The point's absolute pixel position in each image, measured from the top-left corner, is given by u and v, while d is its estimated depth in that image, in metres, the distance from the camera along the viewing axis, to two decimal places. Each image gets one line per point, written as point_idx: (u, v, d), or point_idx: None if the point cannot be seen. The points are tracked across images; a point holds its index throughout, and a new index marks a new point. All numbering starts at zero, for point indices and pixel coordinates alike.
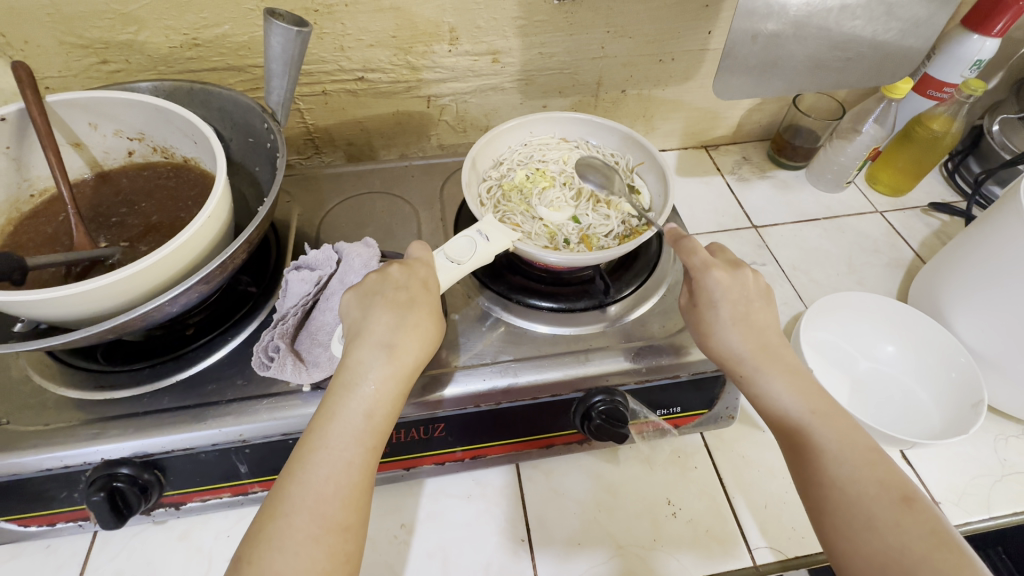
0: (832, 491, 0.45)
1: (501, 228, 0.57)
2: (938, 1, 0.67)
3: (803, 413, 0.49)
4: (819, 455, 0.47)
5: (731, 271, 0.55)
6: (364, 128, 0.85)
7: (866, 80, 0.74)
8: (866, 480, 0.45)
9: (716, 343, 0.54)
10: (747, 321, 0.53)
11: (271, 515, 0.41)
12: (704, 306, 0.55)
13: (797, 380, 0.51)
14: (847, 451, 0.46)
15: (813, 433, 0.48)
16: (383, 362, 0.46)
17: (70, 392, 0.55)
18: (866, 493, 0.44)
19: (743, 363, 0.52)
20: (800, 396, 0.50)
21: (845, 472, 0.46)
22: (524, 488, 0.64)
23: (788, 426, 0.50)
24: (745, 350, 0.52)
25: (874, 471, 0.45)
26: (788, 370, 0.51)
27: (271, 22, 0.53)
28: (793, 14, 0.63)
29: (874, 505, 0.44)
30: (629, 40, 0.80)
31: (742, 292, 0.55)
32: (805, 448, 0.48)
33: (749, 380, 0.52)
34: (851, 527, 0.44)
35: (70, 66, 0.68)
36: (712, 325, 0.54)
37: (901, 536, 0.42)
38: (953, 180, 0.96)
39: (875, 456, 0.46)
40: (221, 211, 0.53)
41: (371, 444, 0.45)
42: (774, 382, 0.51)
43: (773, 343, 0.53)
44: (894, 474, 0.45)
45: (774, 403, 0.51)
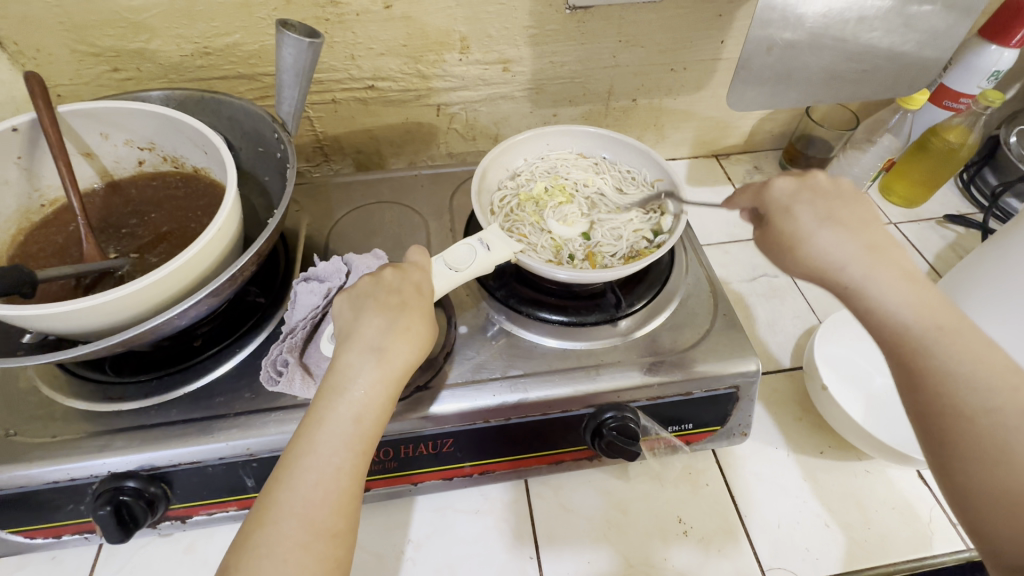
0: (965, 421, 0.40)
1: (502, 237, 0.56)
2: (957, 12, 0.66)
3: (930, 330, 0.42)
4: (949, 382, 0.40)
5: (800, 178, 0.50)
6: (373, 136, 0.84)
7: (882, 91, 0.73)
8: (1005, 408, 0.39)
9: (808, 255, 0.46)
10: (841, 224, 0.46)
11: (257, 523, 0.39)
12: (778, 216, 0.49)
13: (914, 291, 0.43)
14: (983, 376, 0.40)
15: (941, 355, 0.41)
16: (372, 366, 0.44)
17: (77, 403, 0.55)
18: (1007, 426, 0.39)
19: (845, 273, 0.45)
20: (920, 308, 0.43)
21: (978, 400, 0.40)
22: (532, 504, 0.63)
23: (909, 344, 0.42)
24: (849, 256, 0.45)
25: (1013, 398, 0.39)
26: (903, 276, 0.44)
27: (282, 33, 0.53)
28: (810, 24, 0.63)
29: (1015, 439, 0.38)
30: (641, 49, 0.79)
31: (817, 193, 0.49)
32: (924, 371, 0.41)
33: (854, 290, 0.44)
34: (984, 463, 0.39)
35: (82, 74, 0.68)
36: (799, 236, 0.47)
37: None
38: (969, 192, 0.95)
39: (1015, 378, 0.40)
40: (231, 222, 0.53)
41: (361, 448, 0.42)
42: (889, 293, 0.43)
43: (880, 245, 0.45)
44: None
45: (891, 319, 0.43)
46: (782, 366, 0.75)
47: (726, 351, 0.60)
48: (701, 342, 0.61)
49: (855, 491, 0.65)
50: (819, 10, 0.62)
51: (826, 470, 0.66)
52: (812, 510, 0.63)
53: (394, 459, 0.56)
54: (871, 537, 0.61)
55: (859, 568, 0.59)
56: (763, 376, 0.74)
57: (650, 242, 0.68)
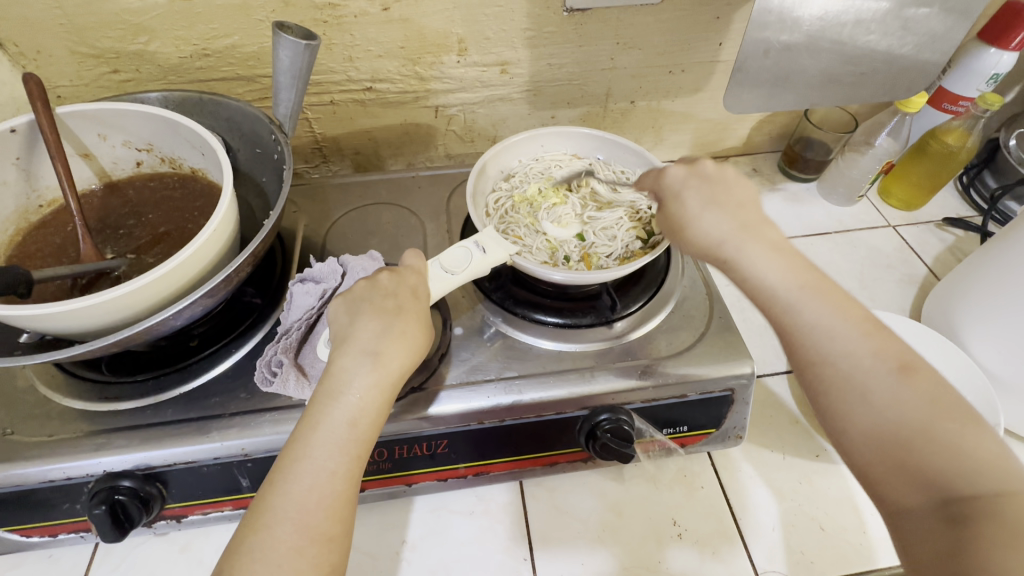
0: (826, 368, 0.41)
1: (498, 240, 0.56)
2: (955, 15, 0.66)
3: (791, 287, 0.43)
4: (810, 335, 0.42)
5: (689, 166, 0.53)
6: (372, 138, 0.84)
7: (880, 94, 0.73)
8: (862, 350, 0.40)
9: (695, 234, 0.49)
10: (720, 204, 0.49)
11: (252, 528, 0.39)
12: (671, 202, 0.52)
13: (778, 255, 0.45)
14: (839, 323, 0.41)
15: (804, 308, 0.42)
16: (367, 370, 0.44)
17: (74, 403, 0.55)
18: (863, 367, 0.40)
19: (723, 249, 0.47)
20: (783, 270, 0.44)
21: (837, 347, 0.40)
22: (527, 505, 0.63)
23: (774, 304, 0.44)
24: (726, 232, 0.47)
25: (868, 341, 0.40)
26: (771, 245, 0.46)
27: (279, 36, 0.53)
28: (807, 27, 0.63)
29: (874, 381, 0.39)
30: (638, 51, 0.80)
31: (704, 180, 0.51)
32: (789, 328, 0.43)
33: (730, 262, 0.47)
34: (850, 407, 0.39)
35: (82, 75, 0.69)
36: (684, 219, 0.50)
37: (900, 407, 0.38)
38: (969, 195, 0.94)
39: (870, 324, 0.41)
40: (227, 223, 0.53)
41: (356, 453, 0.42)
42: (758, 260, 0.45)
43: (756, 222, 0.48)
44: (889, 340, 0.41)
45: (758, 281, 0.45)
46: (779, 369, 0.75)
47: (721, 354, 0.60)
48: (696, 344, 0.61)
49: (851, 495, 0.65)
50: (816, 13, 0.61)
51: (822, 474, 0.66)
52: (808, 513, 0.63)
53: (389, 460, 0.56)
54: (867, 541, 0.61)
55: (854, 572, 0.59)
56: (760, 378, 0.74)
57: (645, 244, 0.68)
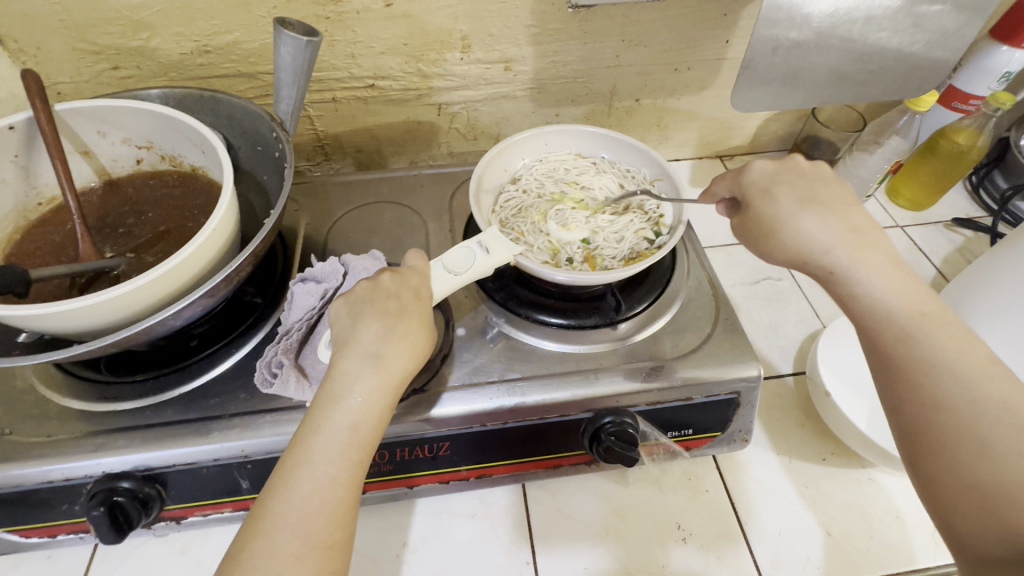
0: (943, 408, 0.41)
1: (501, 240, 0.56)
2: (968, 12, 0.64)
3: (910, 316, 0.44)
4: (926, 370, 0.42)
5: (779, 163, 0.55)
6: (374, 135, 0.84)
7: (890, 93, 0.72)
8: (988, 399, 0.40)
9: (789, 238, 0.50)
10: (818, 204, 0.51)
11: (251, 534, 0.38)
12: (758, 200, 0.54)
13: (894, 276, 0.46)
14: (964, 365, 0.41)
15: (924, 341, 0.43)
16: (370, 373, 0.43)
17: (73, 403, 0.54)
18: (987, 416, 0.39)
19: (824, 254, 0.48)
20: (898, 292, 0.45)
21: (957, 387, 0.41)
22: (529, 508, 0.63)
23: (888, 329, 0.44)
24: (831, 239, 0.48)
25: (995, 390, 0.40)
26: (889, 264, 0.47)
27: (280, 31, 0.52)
28: (816, 24, 0.61)
29: (991, 431, 0.39)
30: (644, 49, 0.78)
31: (795, 176, 0.54)
32: (903, 357, 0.43)
33: (840, 276, 0.47)
34: (956, 448, 0.40)
35: (82, 72, 0.68)
36: (780, 219, 0.51)
37: (1022, 462, 0.37)
38: (978, 195, 0.93)
39: (999, 377, 0.41)
40: (227, 221, 0.52)
41: (358, 458, 0.41)
42: (871, 276, 0.46)
43: (863, 227, 0.49)
44: (1019, 394, 0.40)
45: (872, 302, 0.45)
46: (785, 371, 0.74)
47: (727, 356, 0.59)
48: (701, 346, 0.60)
49: (859, 500, 0.64)
50: (826, 10, 0.60)
51: (829, 478, 0.65)
52: (814, 518, 0.62)
53: (390, 462, 0.56)
54: (874, 546, 0.60)
55: None
56: (766, 380, 0.73)
57: (651, 244, 0.67)
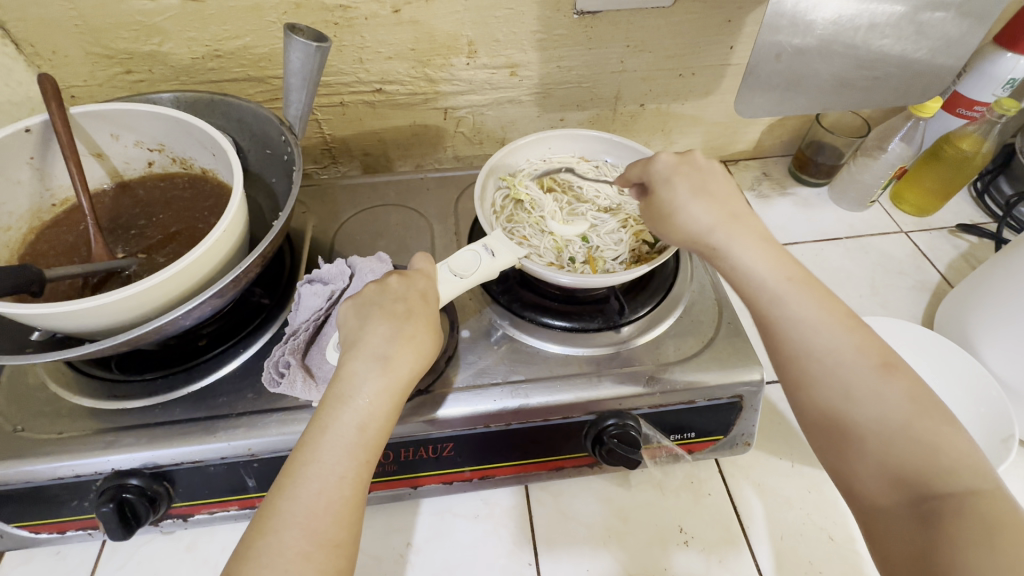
0: (810, 363, 0.44)
1: (506, 243, 0.56)
2: (972, 19, 0.65)
3: (779, 282, 0.47)
4: (794, 329, 0.45)
5: (681, 157, 0.55)
6: (380, 139, 0.85)
7: (894, 99, 0.72)
8: (846, 348, 0.44)
9: (681, 223, 0.52)
10: (707, 193, 0.52)
11: (259, 532, 0.38)
12: (660, 188, 0.54)
13: (766, 248, 0.49)
14: (824, 321, 0.45)
15: (790, 303, 0.46)
16: (377, 375, 0.44)
17: (84, 401, 0.55)
18: (846, 364, 0.43)
19: (708, 237, 0.50)
20: (770, 264, 0.48)
21: (821, 342, 0.44)
22: (532, 509, 0.63)
23: (762, 296, 0.47)
24: (713, 221, 0.50)
25: (851, 338, 0.44)
26: (761, 239, 0.49)
27: (291, 37, 0.53)
28: (820, 31, 0.62)
29: (854, 376, 0.43)
30: (648, 54, 0.79)
31: (692, 170, 0.54)
32: (778, 321, 0.46)
33: (720, 252, 0.50)
34: (831, 399, 0.43)
35: (96, 75, 0.69)
36: (673, 205, 0.52)
37: (880, 402, 0.41)
38: (983, 201, 0.93)
39: (854, 324, 0.45)
40: (237, 223, 0.53)
41: (365, 458, 0.42)
42: (746, 252, 0.48)
43: (741, 213, 0.51)
44: (872, 339, 0.44)
45: (747, 273, 0.48)
46: None
47: (730, 360, 0.60)
48: (704, 350, 0.61)
49: None
50: (830, 16, 0.61)
51: (832, 483, 0.65)
52: (816, 523, 0.62)
53: (395, 462, 0.56)
54: None
55: None
56: (769, 385, 0.74)
57: (652, 248, 0.67)
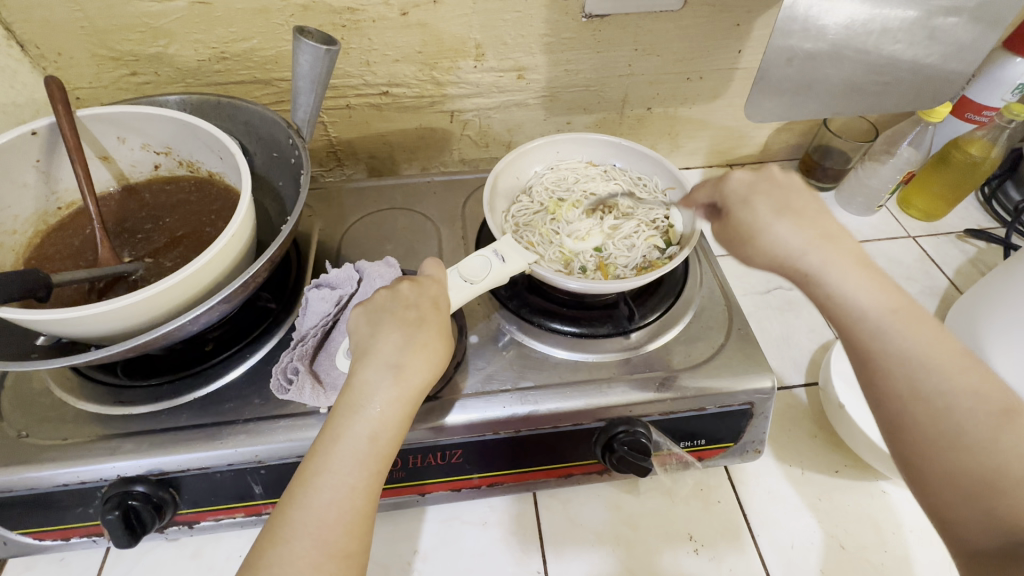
0: (918, 403, 0.42)
1: (516, 248, 0.56)
2: (984, 24, 0.64)
3: (884, 314, 0.43)
4: (903, 364, 0.42)
5: (755, 171, 0.50)
6: (386, 142, 0.84)
7: (904, 104, 0.72)
8: (965, 391, 0.41)
9: (765, 246, 0.46)
10: (794, 211, 0.47)
11: (270, 541, 0.38)
12: (737, 209, 0.49)
13: (868, 275, 0.44)
14: (942, 360, 0.42)
15: (896, 336, 0.43)
16: (389, 383, 0.43)
17: (89, 406, 0.55)
18: (964, 408, 0.41)
19: (799, 264, 0.45)
20: (876, 293, 0.44)
21: (935, 382, 0.42)
22: (540, 517, 0.62)
23: (863, 328, 0.43)
24: (804, 244, 0.45)
25: (967, 380, 0.42)
26: (860, 263, 0.45)
27: (300, 40, 0.53)
28: (831, 35, 0.62)
29: (969, 421, 0.40)
30: (656, 58, 0.79)
31: (772, 184, 0.49)
32: (879, 354, 0.43)
33: (814, 278, 0.45)
34: (939, 442, 0.41)
35: (101, 77, 0.69)
36: (753, 227, 0.47)
37: (997, 452, 0.39)
38: (990, 206, 0.93)
39: (969, 363, 0.42)
40: (245, 228, 0.53)
41: (376, 467, 0.41)
42: (845, 280, 0.44)
43: (835, 233, 0.46)
44: (989, 384, 0.42)
45: (847, 302, 0.44)
46: (797, 382, 0.74)
47: (741, 367, 0.59)
48: (714, 356, 0.60)
49: (872, 512, 0.63)
50: (841, 21, 0.61)
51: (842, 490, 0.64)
52: (827, 531, 0.62)
53: (403, 469, 0.56)
54: (887, 561, 0.60)
55: None
56: (778, 391, 0.73)
57: (662, 253, 0.67)
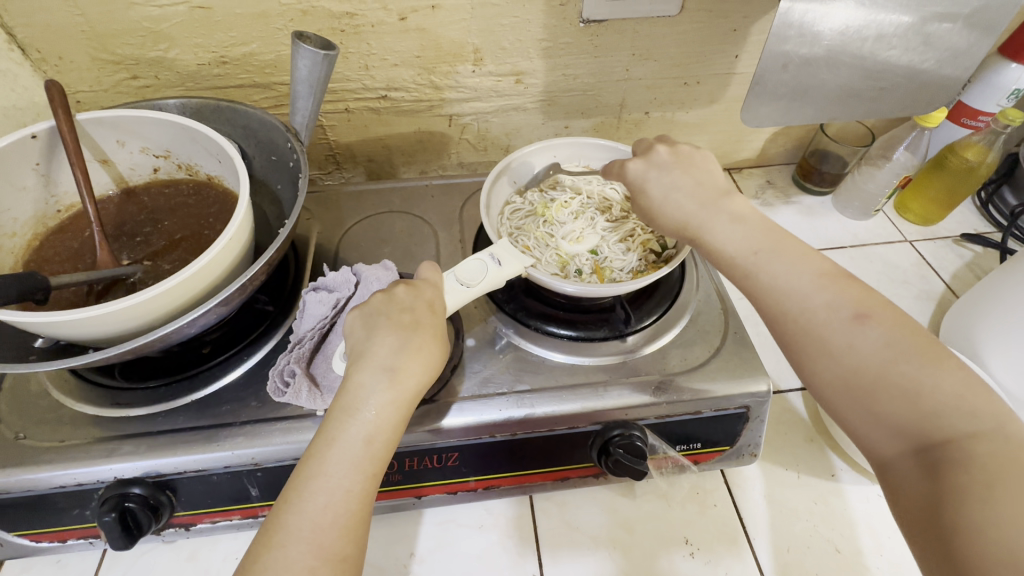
0: (790, 324, 0.45)
1: (512, 252, 0.56)
2: (979, 30, 0.65)
3: (746, 256, 0.49)
4: (773, 296, 0.46)
5: (646, 157, 0.58)
6: (385, 146, 0.85)
7: (900, 109, 0.72)
8: (819, 306, 0.44)
9: (664, 219, 0.54)
10: (677, 187, 0.54)
11: (265, 545, 0.38)
12: (638, 193, 0.57)
13: (738, 224, 0.50)
14: (804, 284, 0.46)
15: (765, 272, 0.47)
16: (385, 386, 0.43)
17: (86, 408, 0.55)
18: (823, 321, 0.44)
19: (687, 228, 0.53)
20: (744, 238, 0.49)
21: (798, 304, 0.45)
22: (536, 520, 0.62)
23: (739, 273, 0.49)
24: (687, 214, 0.53)
25: (827, 294, 0.45)
26: (730, 216, 0.51)
27: (299, 45, 0.53)
28: (827, 41, 0.62)
29: (831, 330, 0.43)
30: (654, 63, 0.79)
31: (662, 166, 0.56)
32: (757, 292, 0.48)
33: (696, 239, 0.52)
34: (817, 359, 0.44)
35: (101, 81, 0.69)
36: (651, 207, 0.56)
37: (859, 351, 0.42)
38: (987, 211, 0.93)
39: (829, 278, 0.46)
40: (242, 232, 0.53)
41: (371, 471, 0.41)
42: (720, 234, 0.50)
43: (712, 196, 0.53)
44: (847, 292, 0.45)
45: (720, 251, 0.50)
46: (794, 385, 0.74)
47: (736, 370, 0.59)
48: (710, 360, 0.60)
49: (868, 517, 0.63)
50: (837, 27, 0.61)
51: (838, 494, 0.65)
52: (823, 535, 0.62)
53: (399, 472, 0.56)
54: (883, 565, 0.60)
55: None
56: (775, 394, 0.73)
57: (658, 258, 0.68)
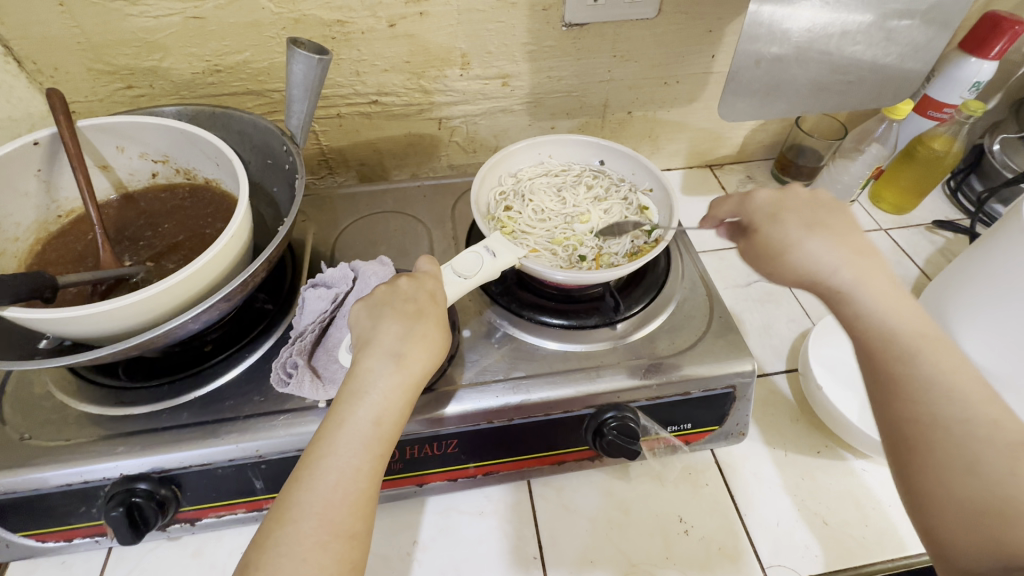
0: (935, 427, 0.41)
1: (507, 245, 0.58)
2: (936, 26, 0.69)
3: (912, 338, 0.44)
4: (923, 389, 0.42)
5: (782, 192, 0.53)
6: (376, 149, 0.87)
7: (867, 102, 0.76)
8: (981, 420, 0.41)
9: (793, 263, 0.48)
10: (827, 228, 0.48)
11: (277, 523, 0.39)
12: (765, 224, 0.51)
13: (897, 300, 0.46)
14: (958, 389, 0.42)
15: (923, 363, 0.43)
16: (390, 371, 0.45)
17: (90, 408, 0.56)
18: (981, 438, 0.40)
19: (829, 276, 0.47)
20: (902, 317, 0.45)
21: (955, 410, 0.41)
22: (535, 504, 0.64)
23: (888, 350, 0.44)
24: (838, 261, 0.46)
25: (987, 412, 0.41)
26: (892, 290, 0.46)
27: (293, 50, 0.55)
28: (796, 38, 0.65)
29: (988, 449, 0.40)
30: (635, 64, 0.83)
31: (804, 204, 0.51)
32: (901, 378, 0.43)
33: (845, 297, 0.46)
34: (954, 469, 0.40)
35: (97, 91, 0.71)
36: (790, 240, 0.49)
37: (1013, 484, 0.38)
38: (956, 198, 0.98)
39: (992, 397, 0.42)
40: (243, 230, 0.55)
41: (379, 452, 0.43)
42: (874, 300, 0.45)
43: (867, 254, 0.47)
44: (1012, 417, 0.41)
45: (873, 324, 0.45)
46: (779, 368, 0.77)
47: (722, 353, 0.62)
48: (698, 343, 0.63)
49: (853, 489, 0.66)
50: (804, 25, 0.64)
51: (824, 470, 0.67)
52: (810, 508, 0.64)
53: (401, 460, 0.57)
54: (868, 533, 0.62)
55: (858, 564, 0.60)
56: (760, 378, 0.76)
57: (648, 237, 0.70)
